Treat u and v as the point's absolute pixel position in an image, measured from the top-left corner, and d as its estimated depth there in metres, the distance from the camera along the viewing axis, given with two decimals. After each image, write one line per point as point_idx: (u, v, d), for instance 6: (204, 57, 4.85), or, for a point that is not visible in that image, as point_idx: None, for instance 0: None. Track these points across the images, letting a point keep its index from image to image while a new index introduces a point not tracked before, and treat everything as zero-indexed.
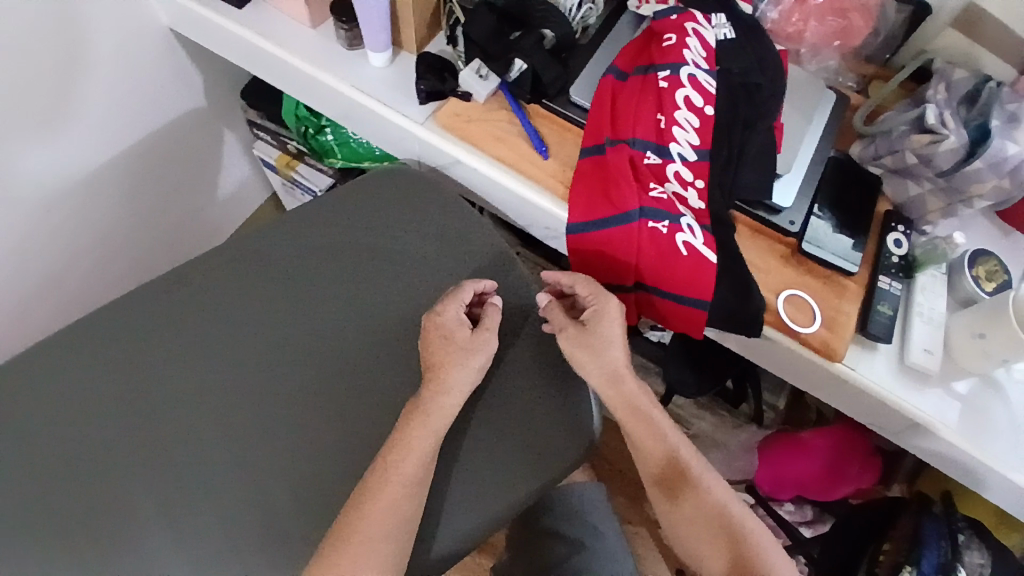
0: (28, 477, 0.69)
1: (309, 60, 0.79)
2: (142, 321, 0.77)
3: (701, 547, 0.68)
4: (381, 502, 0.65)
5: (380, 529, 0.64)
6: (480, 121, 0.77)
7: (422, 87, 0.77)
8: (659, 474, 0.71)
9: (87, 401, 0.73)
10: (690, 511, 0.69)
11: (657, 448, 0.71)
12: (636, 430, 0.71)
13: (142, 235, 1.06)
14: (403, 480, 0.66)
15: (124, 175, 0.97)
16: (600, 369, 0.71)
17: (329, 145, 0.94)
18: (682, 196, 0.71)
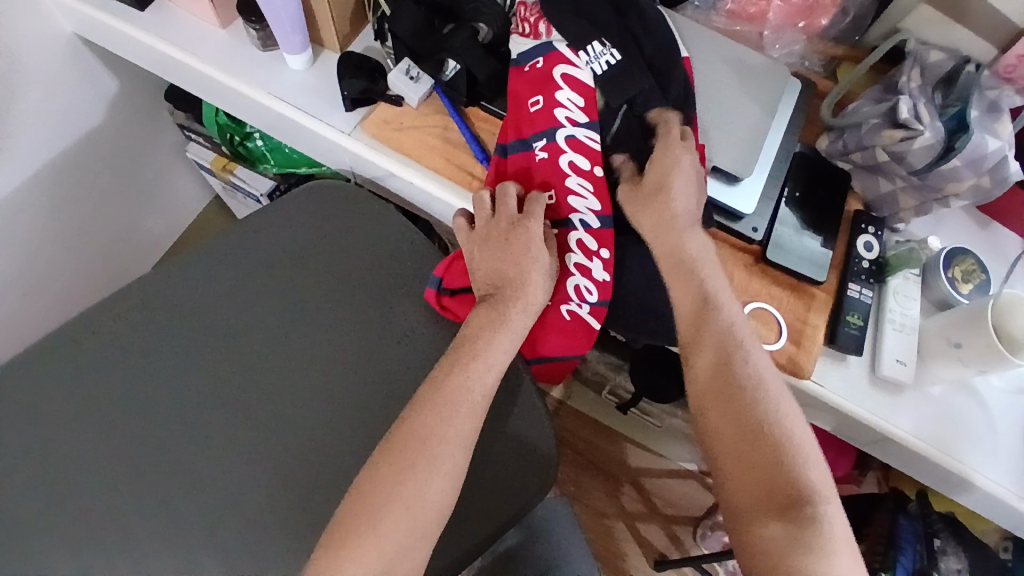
0: None
1: (219, 65, 0.71)
2: (44, 373, 0.68)
3: (726, 435, 0.53)
4: (449, 417, 0.56)
5: (443, 443, 0.55)
6: (412, 128, 0.70)
7: (347, 94, 0.69)
8: (698, 340, 0.57)
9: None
10: (727, 399, 0.54)
11: (694, 312, 0.58)
12: (672, 281, 0.60)
13: (63, 247, 0.96)
14: (443, 438, 0.55)
15: (32, 185, 0.86)
16: (653, 217, 0.61)
17: (260, 151, 0.88)
18: (584, 265, 0.64)
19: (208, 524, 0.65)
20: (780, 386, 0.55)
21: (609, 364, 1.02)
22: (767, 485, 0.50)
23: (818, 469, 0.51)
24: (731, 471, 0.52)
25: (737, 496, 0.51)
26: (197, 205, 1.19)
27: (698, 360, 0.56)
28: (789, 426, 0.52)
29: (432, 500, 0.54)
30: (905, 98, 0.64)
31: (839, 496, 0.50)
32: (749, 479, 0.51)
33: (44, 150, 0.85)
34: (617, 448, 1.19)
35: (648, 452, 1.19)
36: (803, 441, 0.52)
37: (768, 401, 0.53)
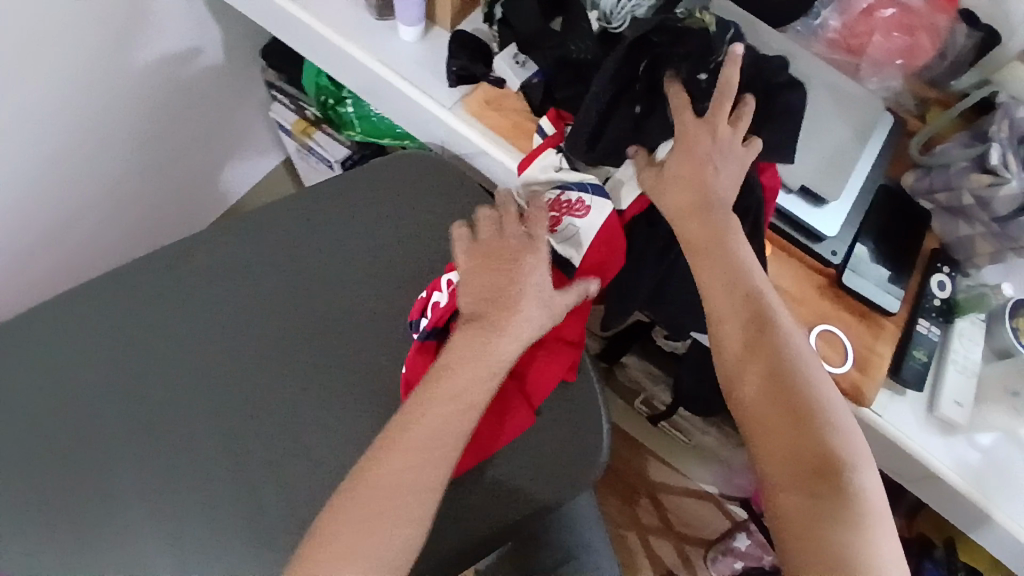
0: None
1: (332, 26, 0.73)
2: (128, 298, 0.70)
3: (752, 408, 0.51)
4: (422, 426, 0.54)
5: (426, 439, 0.53)
6: (510, 110, 0.71)
7: (454, 68, 0.70)
8: (724, 305, 0.55)
9: (66, 372, 0.66)
10: (759, 365, 0.52)
11: (721, 274, 0.55)
12: (702, 255, 0.56)
13: (137, 181, 0.98)
14: (425, 451, 0.53)
15: (121, 111, 0.88)
16: (690, 193, 0.57)
17: (350, 118, 0.89)
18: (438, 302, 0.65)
19: (267, 471, 0.65)
20: (814, 361, 0.53)
21: (649, 374, 1.03)
22: (803, 457, 0.48)
23: (850, 443, 0.49)
24: (759, 443, 0.50)
25: (774, 470, 0.49)
26: (269, 167, 1.21)
27: (723, 332, 0.54)
28: (820, 401, 0.50)
29: (423, 495, 0.52)
30: (996, 146, 0.66)
31: (875, 466, 0.49)
32: (775, 451, 0.49)
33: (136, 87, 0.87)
34: (642, 462, 1.20)
35: (671, 469, 1.19)
36: (840, 412, 0.51)
37: (799, 374, 0.51)
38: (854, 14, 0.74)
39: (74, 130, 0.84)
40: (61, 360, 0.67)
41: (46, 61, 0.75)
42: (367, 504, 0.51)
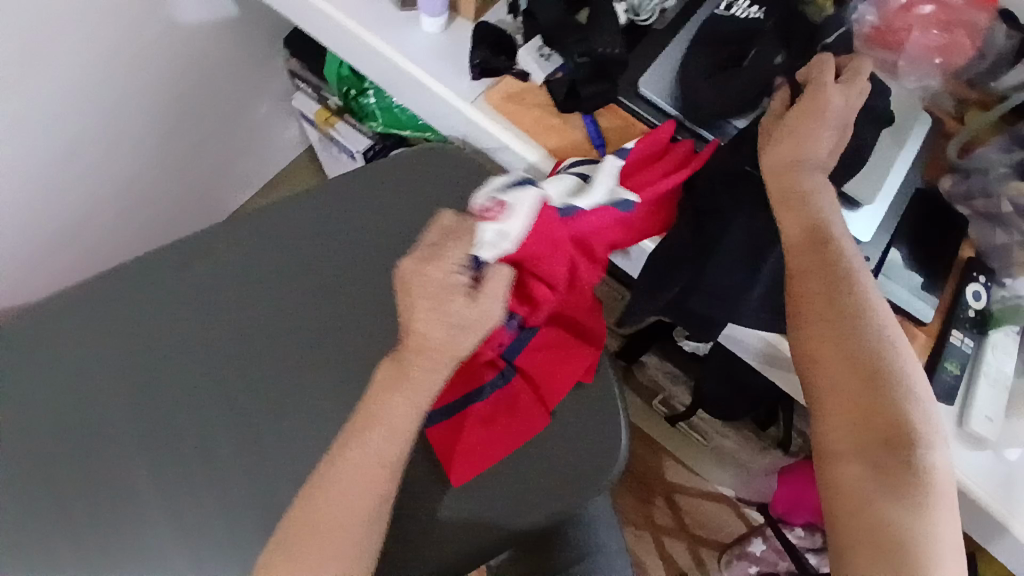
0: (16, 430, 0.63)
1: (353, 16, 0.72)
2: (142, 287, 0.69)
3: (825, 361, 0.51)
4: (372, 439, 0.52)
5: (349, 482, 0.51)
6: (534, 104, 0.68)
7: (475, 61, 0.68)
8: (804, 262, 0.54)
9: (81, 358, 0.66)
10: (832, 328, 0.51)
11: (802, 232, 0.55)
12: (784, 209, 0.56)
13: (160, 167, 0.98)
14: (340, 501, 0.50)
15: (145, 97, 0.88)
16: (789, 151, 0.56)
17: (370, 108, 0.88)
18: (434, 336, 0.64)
19: (279, 464, 0.65)
20: (899, 329, 0.52)
21: (668, 373, 1.01)
22: (871, 423, 0.48)
23: (925, 411, 0.49)
24: (826, 405, 0.50)
25: (838, 433, 0.48)
26: (290, 153, 1.21)
27: (806, 283, 0.53)
28: (900, 367, 0.50)
29: (366, 504, 0.51)
30: None
31: (945, 441, 0.48)
32: (843, 415, 0.49)
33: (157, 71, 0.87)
34: (658, 461, 1.19)
35: (688, 469, 1.18)
36: (915, 381, 0.50)
37: (877, 340, 0.50)
38: (891, 8, 0.71)
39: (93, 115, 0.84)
40: (74, 348, 0.67)
41: (62, 45, 0.75)
42: (321, 516, 0.50)
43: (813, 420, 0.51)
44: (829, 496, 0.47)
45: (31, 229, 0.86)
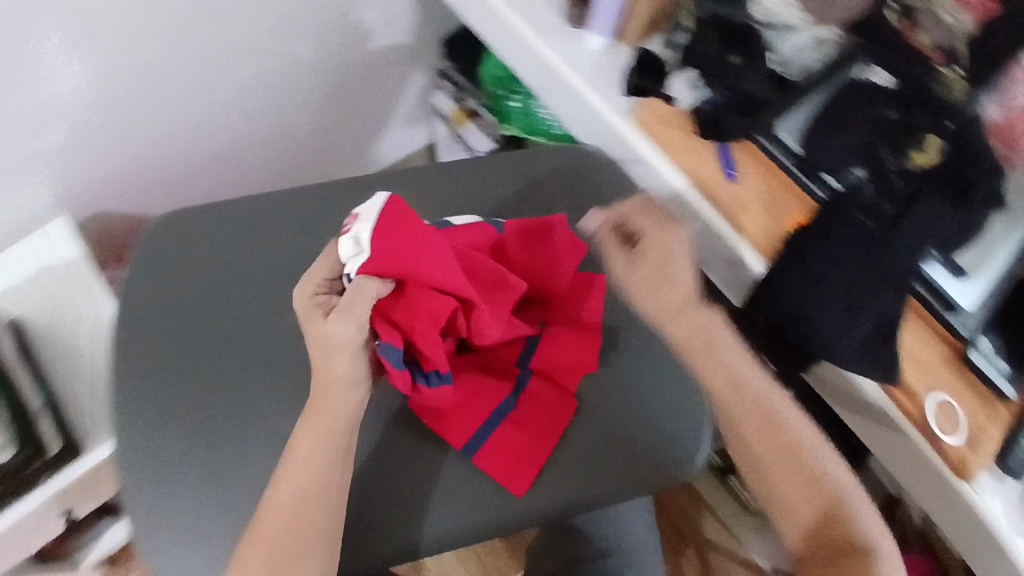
0: (176, 312, 0.74)
1: (527, 22, 0.80)
2: (306, 218, 0.79)
3: (783, 504, 0.63)
4: (295, 476, 0.60)
5: (297, 490, 0.60)
6: (677, 127, 0.74)
7: (631, 80, 0.76)
8: (746, 405, 0.64)
9: (238, 268, 0.77)
10: (777, 453, 0.63)
11: (720, 378, 0.65)
12: (731, 400, 0.65)
13: (306, 134, 1.10)
14: (288, 511, 0.59)
15: (307, 73, 1.01)
16: (665, 300, 0.64)
17: (511, 111, 0.97)
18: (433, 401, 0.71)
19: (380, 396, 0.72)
20: (804, 427, 0.65)
21: None
22: (831, 538, 0.61)
23: (863, 506, 0.62)
24: (788, 523, 0.64)
25: (804, 548, 0.62)
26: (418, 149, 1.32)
27: (737, 410, 0.64)
28: (831, 470, 0.63)
29: (320, 523, 0.60)
30: None
31: (889, 531, 0.62)
32: (801, 533, 0.63)
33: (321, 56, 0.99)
34: (698, 512, 1.19)
35: (723, 528, 1.17)
36: (857, 498, 0.63)
37: (813, 465, 0.63)
38: None
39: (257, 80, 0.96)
40: (234, 257, 0.77)
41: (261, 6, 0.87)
42: (267, 549, 0.58)
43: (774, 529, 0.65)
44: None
45: (185, 156, 0.98)
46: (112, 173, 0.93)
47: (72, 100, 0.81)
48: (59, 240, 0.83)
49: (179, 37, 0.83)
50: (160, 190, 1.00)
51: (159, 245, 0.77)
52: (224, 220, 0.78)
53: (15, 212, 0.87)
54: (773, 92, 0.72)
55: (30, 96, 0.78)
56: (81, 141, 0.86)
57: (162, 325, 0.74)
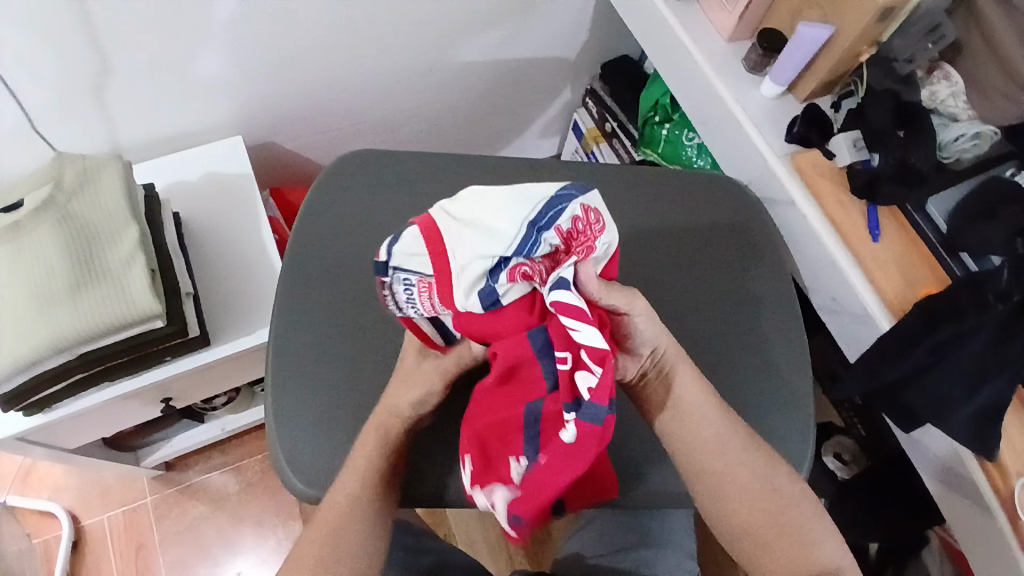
0: (343, 238, 0.80)
1: (709, 59, 0.87)
2: (475, 182, 0.85)
3: (742, 528, 0.64)
4: (337, 505, 0.63)
5: (339, 517, 0.62)
6: (831, 179, 0.81)
7: (795, 129, 0.83)
8: (699, 433, 0.65)
9: (407, 210, 0.82)
10: (737, 483, 0.64)
11: (692, 406, 0.66)
12: (666, 414, 0.66)
13: (454, 119, 1.18)
14: (337, 534, 0.61)
15: (475, 71, 1.10)
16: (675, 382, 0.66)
17: (659, 136, 1.03)
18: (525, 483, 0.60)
19: None
20: (776, 474, 0.65)
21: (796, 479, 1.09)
22: (785, 560, 0.62)
23: (814, 537, 0.63)
24: (750, 552, 0.64)
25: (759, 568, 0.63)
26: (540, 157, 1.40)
27: (728, 488, 0.64)
28: (799, 520, 0.64)
29: (356, 546, 0.61)
30: None
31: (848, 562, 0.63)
32: (766, 560, 0.63)
33: (487, 69, 1.10)
34: (731, 568, 1.20)
35: None
36: (806, 521, 0.64)
37: (759, 484, 0.64)
38: None
39: (429, 72, 1.05)
40: (403, 200, 0.83)
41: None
42: (316, 547, 0.61)
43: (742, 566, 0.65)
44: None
45: (354, 112, 1.06)
46: (282, 125, 1.03)
47: (284, 39, 0.89)
48: (236, 154, 0.95)
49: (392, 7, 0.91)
50: (315, 144, 1.10)
51: (339, 175, 0.83)
52: (402, 167, 0.85)
53: (200, 128, 0.97)
54: (931, 171, 0.76)
55: (247, 44, 0.87)
56: (269, 92, 0.96)
57: (328, 247, 0.80)
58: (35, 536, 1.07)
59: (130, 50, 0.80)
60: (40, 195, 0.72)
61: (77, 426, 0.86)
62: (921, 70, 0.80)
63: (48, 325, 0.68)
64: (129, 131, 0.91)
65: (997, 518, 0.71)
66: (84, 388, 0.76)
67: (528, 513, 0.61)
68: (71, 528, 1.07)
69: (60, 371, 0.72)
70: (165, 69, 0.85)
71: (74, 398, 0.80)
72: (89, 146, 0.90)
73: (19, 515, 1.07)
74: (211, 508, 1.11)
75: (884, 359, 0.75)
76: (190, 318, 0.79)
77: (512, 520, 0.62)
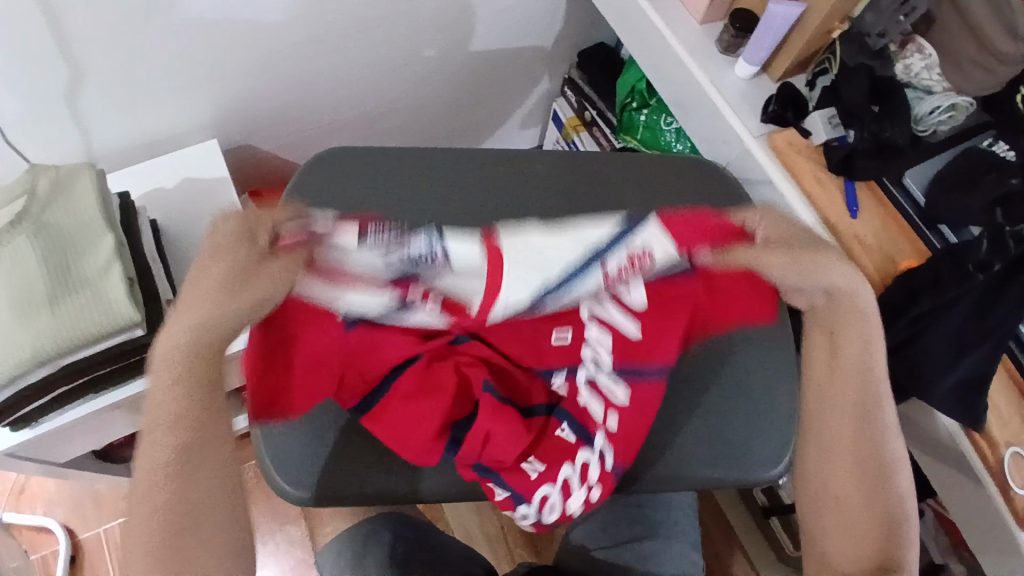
0: None
1: (682, 42, 0.87)
2: (452, 176, 0.84)
3: (832, 507, 0.63)
4: (160, 456, 0.52)
5: (171, 479, 0.52)
6: (808, 158, 0.80)
7: (770, 109, 0.83)
8: (845, 402, 0.63)
9: (384, 208, 0.82)
10: (849, 462, 0.63)
11: (856, 375, 0.63)
12: (830, 374, 0.64)
13: (432, 115, 1.18)
14: (174, 493, 0.52)
15: (452, 65, 1.09)
16: (844, 337, 0.63)
17: (637, 122, 1.03)
18: (588, 463, 0.64)
19: None
20: (900, 456, 0.63)
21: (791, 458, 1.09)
22: (865, 551, 0.60)
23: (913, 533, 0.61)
24: (828, 532, 0.63)
25: (830, 549, 0.62)
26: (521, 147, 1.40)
27: (831, 457, 0.63)
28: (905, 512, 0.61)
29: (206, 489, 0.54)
30: None
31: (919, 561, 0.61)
32: (840, 542, 0.62)
33: (463, 61, 1.10)
34: (728, 550, 1.20)
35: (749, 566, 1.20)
36: (910, 513, 0.62)
37: (886, 473, 0.62)
38: None
39: (405, 67, 1.05)
40: (380, 198, 0.82)
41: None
42: (160, 474, 0.52)
43: (811, 540, 0.65)
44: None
45: (331, 109, 1.06)
46: (259, 127, 1.02)
47: (256, 41, 0.89)
48: (213, 159, 0.94)
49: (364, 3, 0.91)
50: (293, 145, 1.09)
51: (316, 174, 0.83)
52: (378, 164, 0.84)
53: (175, 134, 0.96)
54: (907, 145, 0.77)
55: (219, 46, 0.86)
56: (244, 94, 0.95)
57: None
58: (32, 552, 1.07)
59: (100, 58, 0.80)
60: (15, 208, 0.72)
61: (66, 439, 0.86)
62: (895, 44, 0.80)
63: (27, 338, 0.68)
64: (103, 141, 0.91)
65: (984, 487, 0.71)
66: (69, 400, 0.76)
67: (607, 490, 0.65)
68: (68, 541, 1.06)
69: (41, 385, 0.71)
70: (137, 75, 0.84)
71: (61, 412, 0.79)
72: (65, 156, 0.89)
73: (15, 531, 1.07)
74: None
75: None
76: None
77: (581, 504, 0.65)
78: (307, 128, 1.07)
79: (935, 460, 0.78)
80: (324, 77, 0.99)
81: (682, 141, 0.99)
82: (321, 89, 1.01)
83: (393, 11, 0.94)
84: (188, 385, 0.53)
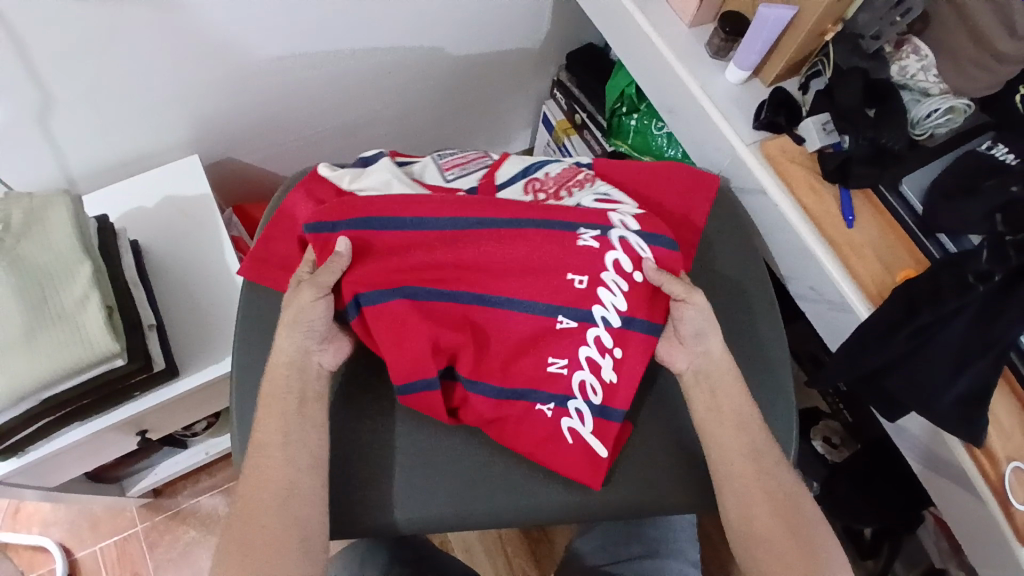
0: None
1: (671, 47, 0.85)
2: None
3: (751, 524, 0.64)
4: (255, 482, 0.61)
5: (261, 499, 0.60)
6: (802, 165, 0.78)
7: (764, 115, 0.80)
8: (729, 423, 0.67)
9: None
10: (754, 479, 0.65)
11: (727, 407, 0.68)
12: (705, 399, 0.69)
13: (421, 122, 1.16)
14: (266, 511, 0.60)
15: (438, 70, 1.07)
16: (709, 371, 0.70)
17: (628, 127, 1.02)
18: (597, 363, 0.68)
19: None
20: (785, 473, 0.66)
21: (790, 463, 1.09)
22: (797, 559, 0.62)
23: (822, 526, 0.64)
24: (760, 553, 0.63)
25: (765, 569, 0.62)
26: (513, 150, 1.39)
27: (738, 474, 0.65)
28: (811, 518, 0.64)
29: (292, 510, 0.60)
30: None
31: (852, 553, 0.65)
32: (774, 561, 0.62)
33: (448, 66, 1.07)
34: (729, 553, 1.21)
35: None
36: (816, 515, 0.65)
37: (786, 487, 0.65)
38: None
39: (387, 75, 1.02)
40: None
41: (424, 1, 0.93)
42: (249, 504, 0.60)
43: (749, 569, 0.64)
44: (746, 548, 0.64)
45: (318, 121, 1.04)
46: (242, 140, 1.00)
47: (235, 58, 0.87)
48: (193, 174, 0.92)
49: (346, 15, 0.89)
50: (279, 157, 1.08)
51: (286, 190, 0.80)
52: None
53: (156, 151, 0.94)
54: (905, 149, 0.75)
55: (196, 62, 0.84)
56: (223, 109, 0.93)
57: None
58: (29, 572, 1.06)
59: (71, 78, 0.77)
60: None
61: (56, 466, 0.84)
62: (890, 45, 0.77)
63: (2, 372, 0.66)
64: (82, 161, 0.89)
65: (986, 503, 0.70)
66: (57, 426, 0.75)
67: (622, 407, 0.69)
68: (64, 561, 1.06)
69: (24, 416, 0.70)
70: (111, 94, 0.82)
71: (46, 441, 0.77)
72: (43, 178, 0.87)
73: (11, 553, 1.06)
74: (205, 531, 1.11)
75: (864, 346, 0.73)
76: (154, 352, 0.77)
77: (600, 410, 0.69)
78: (293, 140, 1.05)
79: (933, 468, 0.77)
80: (310, 89, 0.98)
81: (673, 146, 0.97)
82: (306, 102, 0.99)
83: (376, 22, 0.92)
84: (279, 422, 0.64)
